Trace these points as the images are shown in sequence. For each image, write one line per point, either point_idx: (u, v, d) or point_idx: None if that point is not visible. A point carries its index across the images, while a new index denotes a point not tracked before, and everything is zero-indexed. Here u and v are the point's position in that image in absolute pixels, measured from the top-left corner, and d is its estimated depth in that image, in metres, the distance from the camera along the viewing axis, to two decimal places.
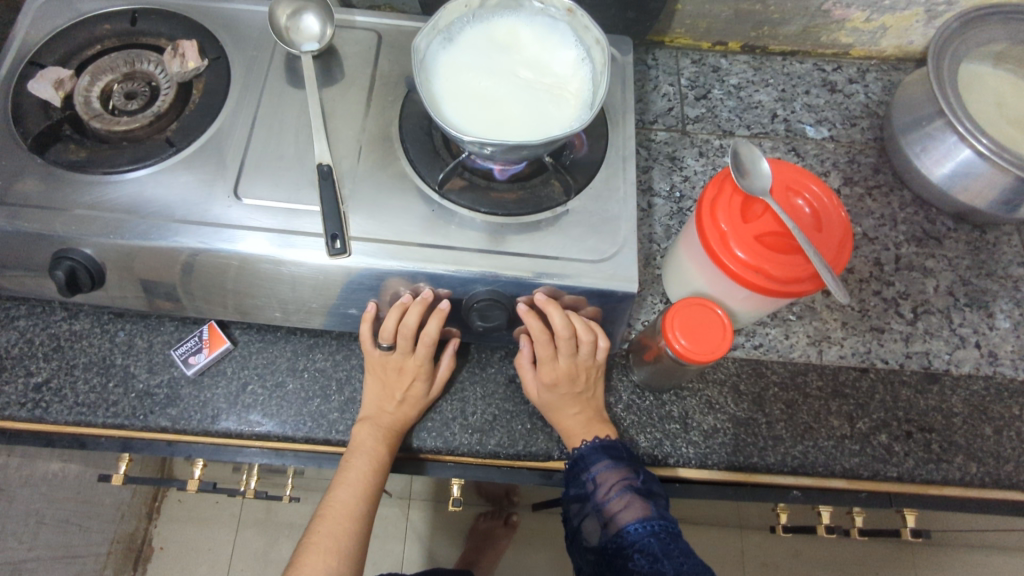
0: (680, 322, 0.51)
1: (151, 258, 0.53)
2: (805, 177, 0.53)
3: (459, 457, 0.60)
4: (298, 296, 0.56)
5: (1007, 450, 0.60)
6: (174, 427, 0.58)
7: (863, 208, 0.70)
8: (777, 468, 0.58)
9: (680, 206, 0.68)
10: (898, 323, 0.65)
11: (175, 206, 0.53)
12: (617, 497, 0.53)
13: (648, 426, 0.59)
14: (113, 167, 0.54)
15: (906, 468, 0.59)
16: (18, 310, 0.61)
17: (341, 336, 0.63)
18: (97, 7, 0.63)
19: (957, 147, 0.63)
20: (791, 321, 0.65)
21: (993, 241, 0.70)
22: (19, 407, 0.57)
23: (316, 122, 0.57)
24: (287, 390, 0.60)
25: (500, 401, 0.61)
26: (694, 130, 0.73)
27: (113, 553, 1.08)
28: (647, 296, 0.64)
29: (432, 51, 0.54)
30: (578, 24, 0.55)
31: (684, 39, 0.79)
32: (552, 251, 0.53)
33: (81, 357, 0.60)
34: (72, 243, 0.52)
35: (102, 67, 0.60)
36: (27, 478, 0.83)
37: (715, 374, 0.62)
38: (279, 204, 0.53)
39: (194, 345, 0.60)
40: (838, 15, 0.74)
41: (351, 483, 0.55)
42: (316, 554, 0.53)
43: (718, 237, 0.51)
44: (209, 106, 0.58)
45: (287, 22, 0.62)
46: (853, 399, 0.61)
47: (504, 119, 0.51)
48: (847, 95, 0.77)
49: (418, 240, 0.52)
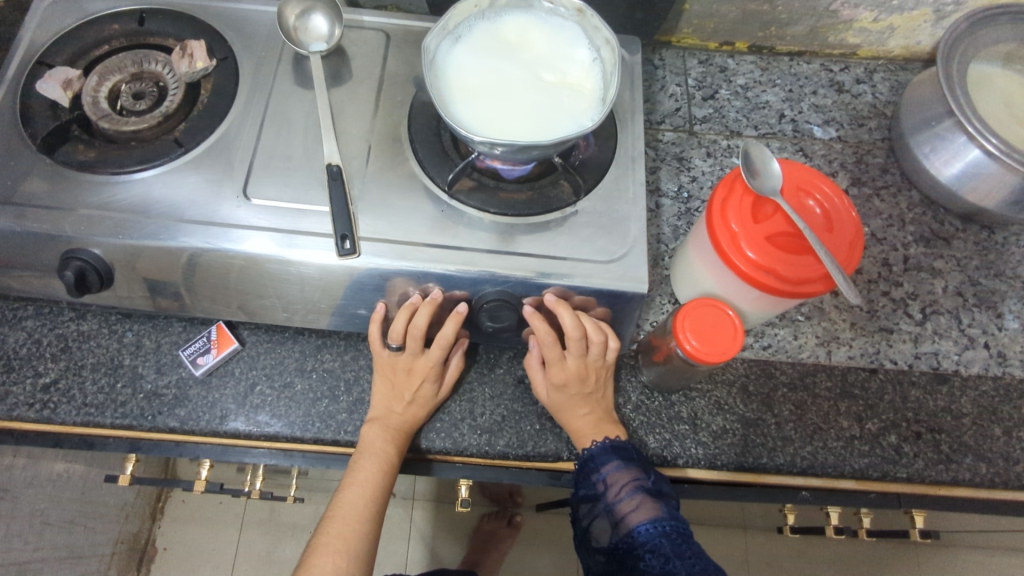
0: (690, 323, 0.51)
1: (161, 258, 0.53)
2: (816, 177, 0.53)
3: (468, 458, 0.59)
4: (306, 296, 0.56)
5: (1016, 451, 0.60)
6: (182, 428, 0.58)
7: (871, 209, 0.70)
8: (786, 469, 0.58)
9: (688, 207, 0.68)
10: (906, 324, 0.65)
11: (184, 206, 0.53)
12: (628, 498, 0.53)
13: (658, 427, 0.59)
14: (122, 168, 0.54)
15: (916, 469, 0.58)
16: (25, 311, 0.61)
17: (349, 336, 0.63)
18: (104, 7, 0.63)
19: (966, 147, 0.63)
20: (800, 321, 0.64)
21: (1001, 241, 0.70)
22: (27, 408, 0.57)
23: (325, 122, 0.57)
24: (295, 391, 0.60)
25: (508, 402, 0.61)
26: (702, 131, 0.73)
27: (117, 554, 1.07)
28: (655, 297, 0.64)
29: (442, 51, 0.54)
30: (588, 25, 0.55)
31: (691, 39, 0.79)
32: (561, 252, 0.53)
33: (89, 357, 0.60)
34: (80, 242, 0.52)
35: (110, 67, 0.59)
36: (31, 479, 0.82)
37: (724, 375, 0.62)
38: (288, 204, 0.53)
39: (202, 345, 0.60)
40: (846, 16, 0.74)
41: (359, 484, 0.55)
42: (325, 555, 0.53)
43: (729, 238, 0.51)
44: (217, 106, 0.58)
45: (296, 22, 0.62)
46: (862, 399, 0.61)
47: (514, 119, 0.51)
48: (855, 95, 0.77)
49: (427, 240, 0.52)
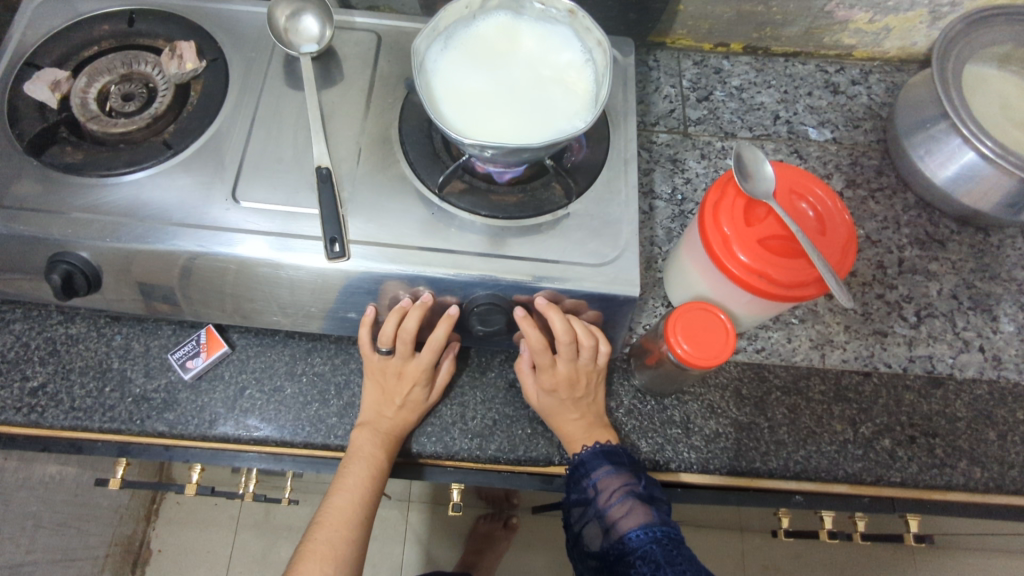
0: (682, 327, 0.51)
1: (150, 261, 0.52)
2: (810, 180, 0.53)
3: (459, 462, 0.59)
4: (297, 299, 0.56)
5: (1011, 455, 0.59)
6: (172, 432, 0.57)
7: (866, 211, 0.70)
8: (779, 472, 0.58)
9: (682, 208, 0.68)
10: (901, 327, 0.64)
11: (172, 209, 0.52)
12: (619, 503, 0.52)
13: (650, 431, 0.59)
14: (110, 170, 0.54)
15: (910, 474, 0.58)
16: (14, 314, 0.61)
17: (340, 339, 0.63)
18: (93, 8, 0.62)
19: (961, 150, 0.62)
20: (794, 324, 0.64)
21: (997, 244, 0.69)
22: (15, 412, 0.57)
23: (315, 124, 0.56)
24: (285, 395, 0.59)
25: (500, 406, 0.60)
26: (696, 132, 0.73)
27: (112, 556, 1.07)
28: (648, 299, 0.64)
29: (432, 53, 0.53)
30: (579, 26, 0.54)
31: (685, 40, 0.79)
32: (552, 254, 0.52)
33: (78, 361, 0.59)
34: (67, 245, 0.52)
35: (99, 68, 0.59)
36: (24, 481, 0.82)
37: (717, 379, 0.61)
38: (278, 207, 0.53)
39: (191, 349, 0.60)
40: (841, 16, 0.74)
41: (348, 490, 0.54)
42: (313, 561, 0.53)
43: (721, 241, 0.51)
44: (206, 107, 0.57)
45: (286, 23, 0.62)
46: (856, 403, 0.61)
47: (503, 122, 0.51)
48: (850, 97, 0.77)
49: (418, 244, 0.52)
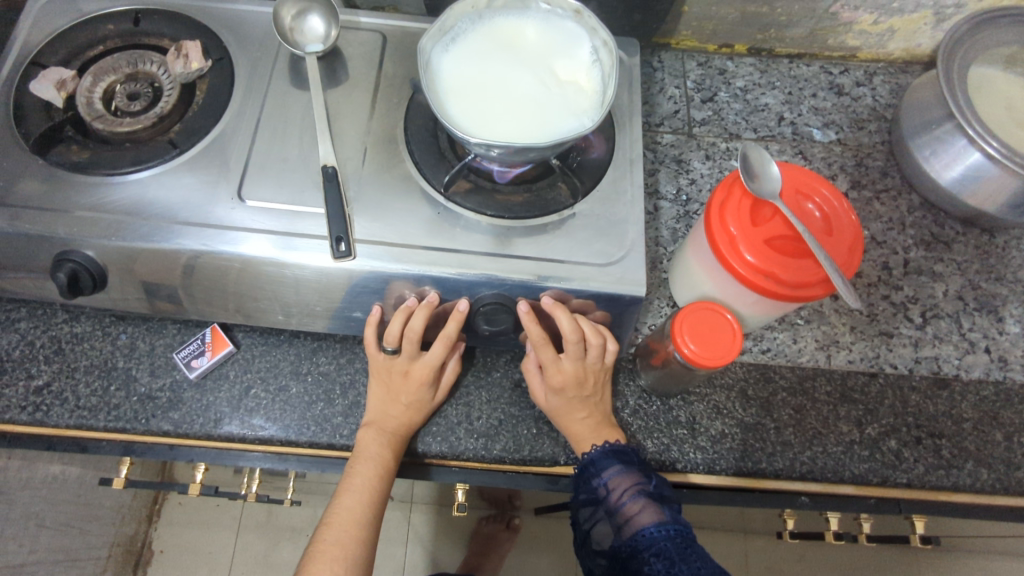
0: (689, 327, 0.51)
1: (155, 259, 0.52)
2: (815, 180, 0.53)
3: (465, 462, 0.59)
4: (302, 299, 0.55)
5: (1017, 456, 0.59)
6: (176, 431, 0.57)
7: (871, 212, 0.70)
8: (785, 473, 0.58)
9: (687, 209, 0.68)
10: (906, 328, 0.64)
11: (178, 208, 0.52)
12: (630, 502, 0.52)
13: (656, 432, 0.59)
14: (116, 169, 0.54)
15: (916, 475, 0.58)
16: (19, 313, 0.61)
17: (345, 339, 0.62)
18: (99, 7, 0.62)
19: (967, 150, 0.62)
20: (799, 325, 0.64)
21: (1002, 245, 0.69)
22: (20, 411, 0.56)
23: (322, 123, 0.56)
24: (290, 395, 0.59)
25: (505, 406, 0.60)
26: (701, 133, 0.73)
27: (112, 557, 1.07)
28: (654, 300, 0.64)
29: (438, 53, 0.53)
30: (586, 26, 0.55)
31: (690, 41, 0.79)
32: (558, 254, 0.52)
33: (83, 360, 0.59)
34: (73, 244, 0.52)
35: (104, 67, 0.59)
36: (27, 481, 0.82)
37: (723, 379, 0.61)
38: (284, 205, 0.53)
39: (196, 348, 0.60)
40: (845, 18, 0.74)
41: (356, 490, 0.54)
42: (321, 562, 0.52)
43: (728, 241, 0.50)
44: (212, 107, 0.57)
45: (292, 23, 0.62)
46: (862, 404, 0.61)
47: (510, 120, 0.51)
48: (854, 98, 0.77)
49: (423, 243, 0.52)
